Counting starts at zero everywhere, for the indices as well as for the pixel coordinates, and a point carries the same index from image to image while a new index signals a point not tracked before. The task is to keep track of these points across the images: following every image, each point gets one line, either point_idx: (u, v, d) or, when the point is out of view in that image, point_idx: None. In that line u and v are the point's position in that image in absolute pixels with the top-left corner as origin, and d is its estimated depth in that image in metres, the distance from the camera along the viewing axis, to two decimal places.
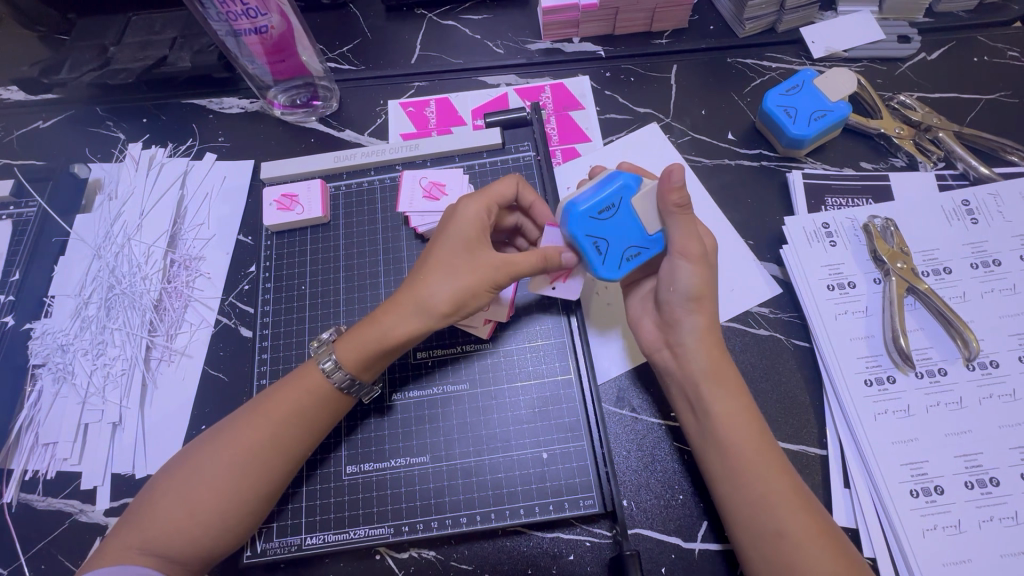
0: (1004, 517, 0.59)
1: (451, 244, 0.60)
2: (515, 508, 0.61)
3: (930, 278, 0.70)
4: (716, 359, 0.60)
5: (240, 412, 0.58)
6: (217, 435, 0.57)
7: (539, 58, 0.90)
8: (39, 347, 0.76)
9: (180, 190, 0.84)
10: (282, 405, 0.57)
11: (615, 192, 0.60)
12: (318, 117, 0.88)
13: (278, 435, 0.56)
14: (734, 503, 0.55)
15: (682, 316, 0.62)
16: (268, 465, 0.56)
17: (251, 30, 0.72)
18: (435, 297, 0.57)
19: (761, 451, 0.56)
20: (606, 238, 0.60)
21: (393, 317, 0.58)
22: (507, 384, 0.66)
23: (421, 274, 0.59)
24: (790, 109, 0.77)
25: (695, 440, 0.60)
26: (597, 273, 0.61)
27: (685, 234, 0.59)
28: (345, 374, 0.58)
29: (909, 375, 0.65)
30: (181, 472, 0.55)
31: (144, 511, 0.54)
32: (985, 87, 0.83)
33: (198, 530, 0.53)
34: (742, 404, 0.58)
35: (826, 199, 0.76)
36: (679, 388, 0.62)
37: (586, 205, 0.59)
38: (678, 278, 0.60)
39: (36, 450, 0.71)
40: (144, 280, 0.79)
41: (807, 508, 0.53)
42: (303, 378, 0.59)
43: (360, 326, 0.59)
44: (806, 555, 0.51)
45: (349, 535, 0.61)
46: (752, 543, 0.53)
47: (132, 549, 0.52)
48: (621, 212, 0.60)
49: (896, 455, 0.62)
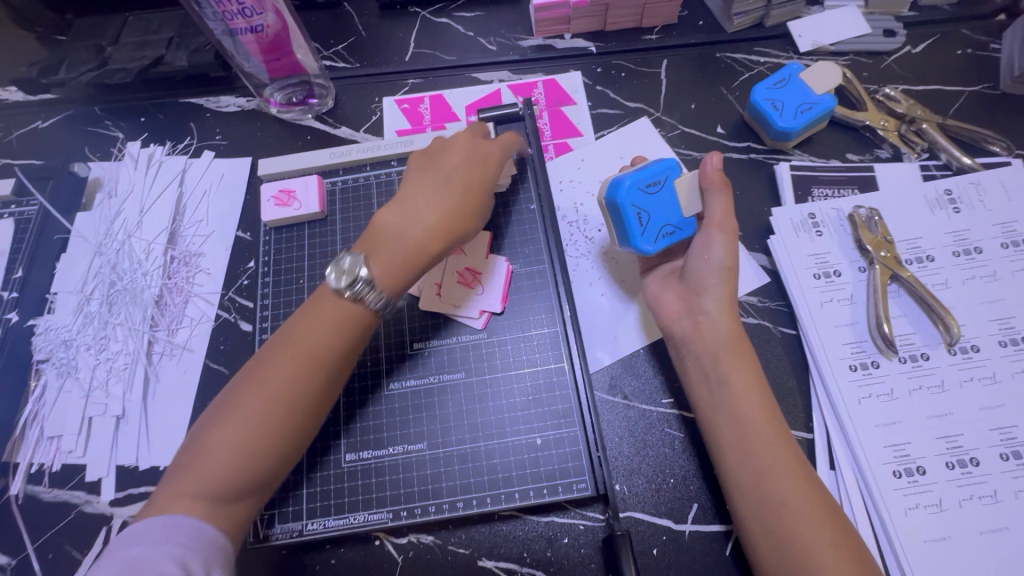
0: (984, 496, 0.61)
1: (473, 173, 0.65)
2: (510, 493, 0.63)
3: (914, 265, 0.72)
4: (736, 331, 0.62)
5: (267, 352, 0.56)
6: (253, 380, 0.55)
7: (532, 54, 0.92)
8: (43, 342, 0.77)
9: (179, 188, 0.86)
10: (310, 341, 0.56)
11: (662, 169, 0.67)
12: (314, 114, 0.90)
13: (320, 379, 0.56)
14: (739, 475, 0.57)
15: (711, 287, 0.64)
16: (305, 402, 0.55)
17: (246, 29, 0.74)
18: (459, 220, 0.62)
19: (768, 424, 0.58)
20: (649, 211, 0.67)
21: (428, 228, 0.60)
22: (504, 372, 0.68)
23: (446, 191, 0.63)
24: (776, 101, 0.78)
25: (706, 416, 0.61)
26: (635, 243, 0.67)
27: (722, 210, 0.65)
28: (380, 296, 0.58)
29: (892, 359, 0.67)
30: (231, 418, 0.53)
31: (193, 458, 0.53)
32: (968, 79, 0.85)
33: (251, 473, 0.53)
34: (755, 378, 0.60)
35: (813, 189, 0.78)
36: (696, 360, 0.63)
37: (635, 178, 0.66)
38: (712, 250, 0.64)
39: (41, 443, 0.72)
40: (145, 275, 0.80)
41: (808, 480, 0.55)
42: (324, 310, 0.58)
43: (397, 240, 0.60)
44: (807, 524, 0.53)
45: (349, 520, 0.63)
46: (755, 517, 0.55)
47: (184, 497, 0.51)
48: (665, 191, 0.67)
49: (880, 438, 0.64)
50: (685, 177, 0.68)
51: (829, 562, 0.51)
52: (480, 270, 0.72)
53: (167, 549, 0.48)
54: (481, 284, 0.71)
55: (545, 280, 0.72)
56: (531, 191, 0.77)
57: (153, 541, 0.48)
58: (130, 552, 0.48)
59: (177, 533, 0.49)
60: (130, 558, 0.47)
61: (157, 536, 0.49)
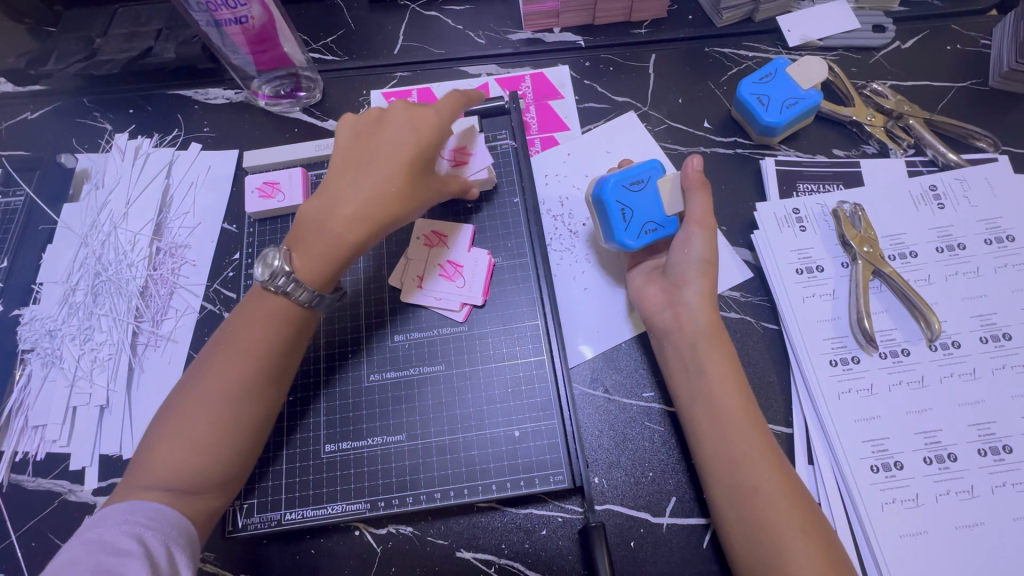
0: (960, 491, 0.61)
1: (401, 145, 0.63)
2: (488, 484, 0.63)
3: (897, 261, 0.71)
4: (715, 321, 0.63)
5: (213, 349, 0.59)
6: (197, 377, 0.58)
7: (520, 48, 0.92)
8: (28, 333, 0.77)
9: (166, 179, 0.86)
10: (250, 335, 0.59)
11: (646, 169, 0.69)
12: (301, 107, 0.90)
13: (261, 369, 0.58)
14: (714, 464, 0.58)
15: (690, 279, 0.65)
16: (245, 393, 0.57)
17: (232, 20, 0.74)
18: (388, 201, 0.62)
19: (744, 412, 0.58)
20: (632, 208, 0.68)
21: (350, 215, 0.61)
22: (484, 364, 0.68)
23: (371, 172, 0.62)
24: (763, 96, 0.78)
25: (683, 405, 0.62)
26: (618, 237, 0.68)
27: (702, 207, 0.65)
28: (308, 290, 0.60)
29: (873, 355, 0.67)
30: (179, 414, 0.56)
31: (147, 452, 0.55)
32: (957, 75, 0.85)
33: (199, 464, 0.55)
34: (733, 367, 0.61)
35: (798, 184, 0.78)
36: (676, 351, 0.64)
37: (621, 177, 0.69)
38: (692, 245, 0.65)
39: (25, 433, 0.73)
40: (131, 266, 0.81)
41: (781, 469, 0.56)
42: (263, 306, 0.60)
43: (323, 228, 0.61)
44: (779, 512, 0.53)
45: (327, 511, 0.63)
46: (728, 504, 0.56)
47: (141, 487, 0.54)
48: (649, 189, 0.69)
49: (859, 432, 0.64)
50: (669, 176, 0.69)
51: (798, 549, 0.51)
52: (462, 263, 0.72)
53: (126, 527, 0.51)
54: (463, 276, 0.71)
55: (528, 273, 0.72)
56: (515, 185, 0.77)
57: (111, 524, 0.51)
58: (92, 534, 0.51)
59: (136, 516, 0.52)
60: (90, 539, 0.50)
61: (116, 518, 0.51)
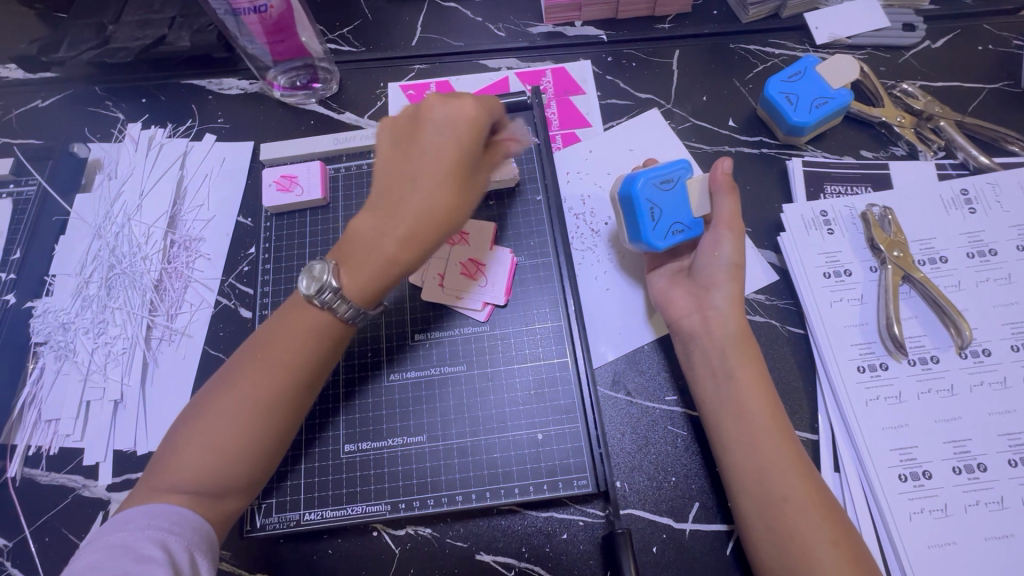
0: (990, 502, 0.60)
1: (450, 150, 0.55)
2: (509, 488, 0.62)
3: (926, 267, 0.70)
4: (744, 327, 0.62)
5: (245, 353, 0.58)
6: (226, 381, 0.56)
7: (541, 42, 0.90)
8: (41, 325, 0.76)
9: (180, 171, 0.85)
10: (286, 341, 0.57)
11: (677, 168, 0.67)
12: (318, 98, 0.88)
13: (296, 377, 0.57)
14: (741, 473, 0.56)
15: (720, 283, 0.64)
16: (279, 402, 0.56)
17: (250, 9, 0.72)
18: (441, 220, 0.55)
19: (774, 420, 0.57)
20: (661, 207, 0.66)
21: (401, 235, 0.55)
22: (506, 365, 0.67)
23: (421, 184, 0.55)
24: (791, 95, 0.77)
25: (710, 410, 0.61)
26: (646, 237, 0.66)
27: (731, 210, 0.65)
28: (353, 307, 0.57)
29: (902, 362, 0.66)
30: (206, 420, 0.55)
31: (171, 455, 0.54)
32: (989, 76, 0.83)
33: (228, 469, 0.54)
34: (761, 373, 0.60)
35: (825, 186, 0.77)
36: (703, 354, 0.63)
37: (650, 174, 0.66)
38: (721, 248, 0.64)
39: (39, 426, 0.72)
40: (145, 259, 0.79)
41: (811, 479, 0.55)
42: (302, 314, 0.58)
43: (370, 248, 0.56)
44: (809, 522, 0.52)
45: (346, 512, 0.62)
46: (755, 512, 0.55)
47: (163, 489, 0.53)
48: (677, 189, 0.67)
49: (886, 441, 0.63)
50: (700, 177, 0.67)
51: (829, 559, 0.51)
52: (484, 262, 0.71)
53: (150, 533, 0.50)
54: (486, 276, 0.70)
55: (550, 273, 0.71)
56: (537, 182, 0.76)
57: (135, 527, 0.50)
58: (113, 538, 0.50)
59: (158, 520, 0.51)
60: (113, 544, 0.49)
61: (138, 522, 0.51)
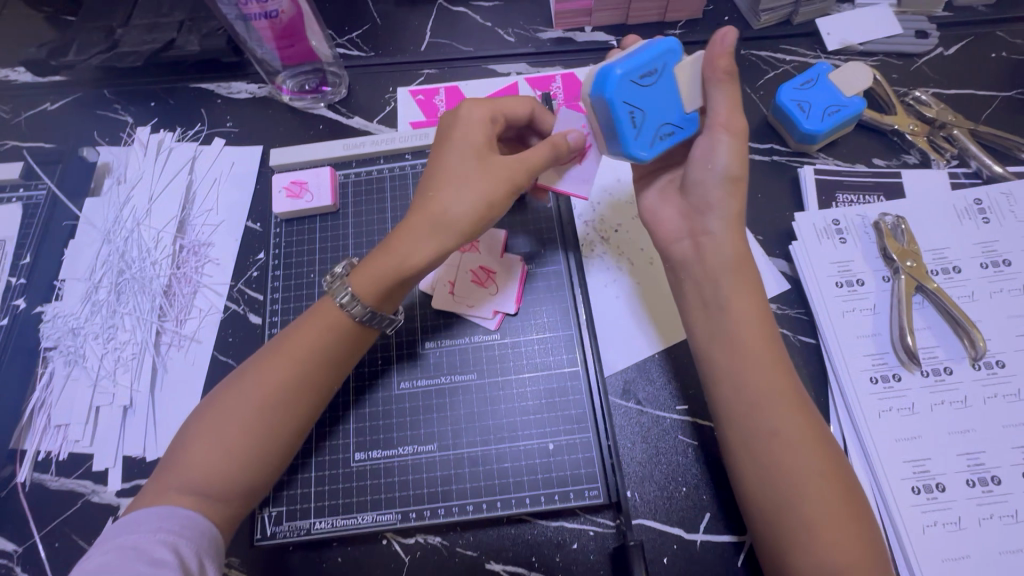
0: (1004, 515, 0.59)
1: (458, 156, 0.60)
2: (520, 498, 0.62)
3: (939, 276, 0.70)
4: (741, 252, 0.60)
5: (262, 351, 0.60)
6: (240, 376, 0.58)
7: (551, 47, 0.90)
8: (50, 330, 0.76)
9: (189, 175, 0.84)
10: (301, 340, 0.59)
11: (658, 56, 0.57)
12: (326, 103, 0.88)
13: (308, 375, 0.58)
14: (731, 408, 0.56)
15: (715, 201, 0.61)
16: (294, 400, 0.57)
17: (260, 14, 0.72)
18: (447, 217, 0.58)
19: (767, 353, 0.56)
20: (642, 108, 0.58)
21: (409, 234, 0.58)
22: (517, 374, 0.67)
23: (431, 188, 0.59)
24: (803, 103, 0.76)
25: (701, 341, 0.60)
26: (628, 148, 0.59)
27: (726, 106, 0.58)
28: (364, 307, 0.59)
29: (915, 373, 0.66)
30: (217, 414, 0.56)
31: (182, 449, 0.55)
32: (1002, 84, 0.82)
33: (236, 467, 0.55)
34: (757, 304, 0.59)
35: (838, 194, 0.76)
36: (694, 282, 0.62)
37: (628, 67, 0.55)
38: (716, 154, 0.59)
39: (48, 431, 0.72)
40: (154, 265, 0.79)
41: (804, 414, 0.54)
42: (321, 314, 0.60)
43: (385, 251, 0.59)
44: (797, 457, 0.52)
45: (356, 521, 0.62)
46: (744, 450, 0.55)
47: (171, 489, 0.54)
48: (660, 80, 0.58)
49: (899, 453, 0.63)
50: (684, 67, 0.59)
51: (815, 495, 0.51)
52: (493, 271, 0.71)
53: (160, 536, 0.50)
54: (496, 285, 0.70)
55: (561, 282, 0.71)
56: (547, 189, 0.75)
57: (146, 530, 0.50)
58: (124, 540, 0.50)
59: (169, 524, 0.51)
60: (123, 546, 0.49)
61: (150, 525, 0.51)
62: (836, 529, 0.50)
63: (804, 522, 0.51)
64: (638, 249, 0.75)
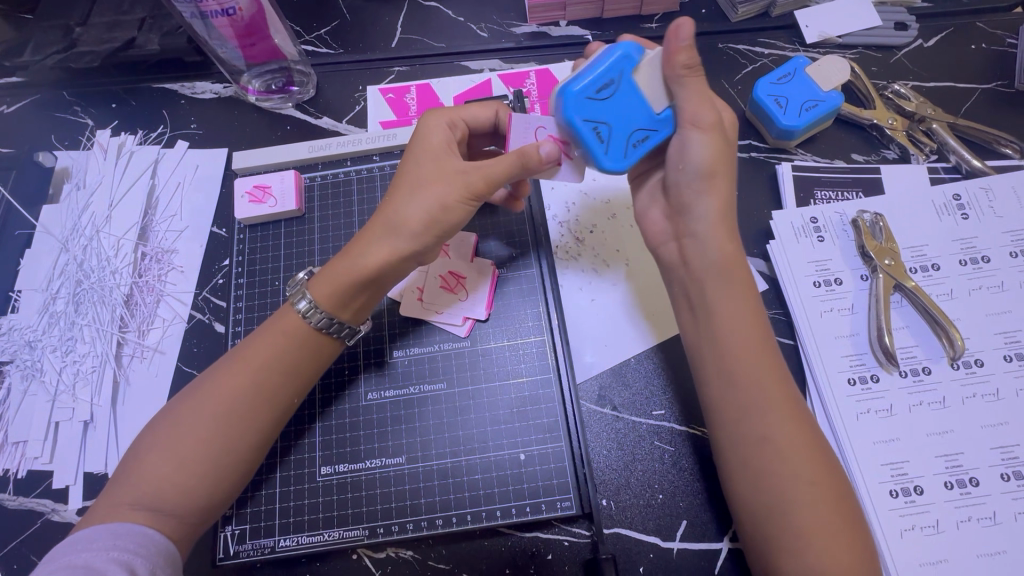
0: (983, 518, 0.59)
1: (416, 160, 0.59)
2: (491, 510, 0.60)
3: (918, 274, 0.69)
4: (731, 255, 0.57)
5: (220, 362, 0.57)
6: (198, 387, 0.56)
7: (525, 42, 0.87)
8: (7, 343, 0.74)
9: (151, 179, 0.82)
10: (261, 350, 0.56)
11: (613, 65, 0.54)
12: (294, 103, 0.85)
13: (272, 387, 0.56)
14: (721, 409, 0.54)
15: (695, 199, 0.57)
16: (261, 411, 0.55)
17: (219, 12, 0.69)
18: (400, 221, 0.56)
19: (756, 357, 0.54)
20: (607, 121, 0.55)
21: (365, 239, 0.58)
22: (488, 382, 0.65)
23: (389, 194, 0.59)
24: (780, 98, 0.74)
25: (692, 343, 0.59)
26: (600, 164, 0.56)
27: (695, 102, 0.54)
28: (323, 314, 0.57)
29: (893, 373, 0.64)
30: (170, 427, 0.54)
31: (135, 466, 0.53)
32: (982, 76, 0.81)
33: (197, 480, 0.52)
34: (750, 307, 0.56)
35: (816, 191, 0.75)
36: (682, 284, 0.60)
37: (580, 85, 0.54)
38: (690, 153, 0.56)
39: (5, 449, 0.69)
40: (114, 274, 0.77)
41: (796, 418, 0.52)
42: (284, 324, 0.58)
43: (345, 256, 0.58)
44: (784, 464, 0.50)
45: (322, 537, 0.60)
46: (732, 454, 0.53)
47: (124, 505, 0.51)
48: (621, 88, 0.55)
49: (878, 455, 0.61)
50: (643, 67, 0.55)
51: (803, 500, 0.49)
52: (463, 276, 0.69)
53: (115, 555, 0.47)
54: (465, 290, 0.68)
55: (533, 286, 0.69)
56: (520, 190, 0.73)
57: (98, 548, 0.48)
58: (75, 558, 0.47)
59: (125, 542, 0.48)
60: (74, 565, 0.46)
61: (104, 542, 0.48)
62: (823, 536, 0.48)
63: (790, 528, 0.49)
64: (614, 250, 0.73)
